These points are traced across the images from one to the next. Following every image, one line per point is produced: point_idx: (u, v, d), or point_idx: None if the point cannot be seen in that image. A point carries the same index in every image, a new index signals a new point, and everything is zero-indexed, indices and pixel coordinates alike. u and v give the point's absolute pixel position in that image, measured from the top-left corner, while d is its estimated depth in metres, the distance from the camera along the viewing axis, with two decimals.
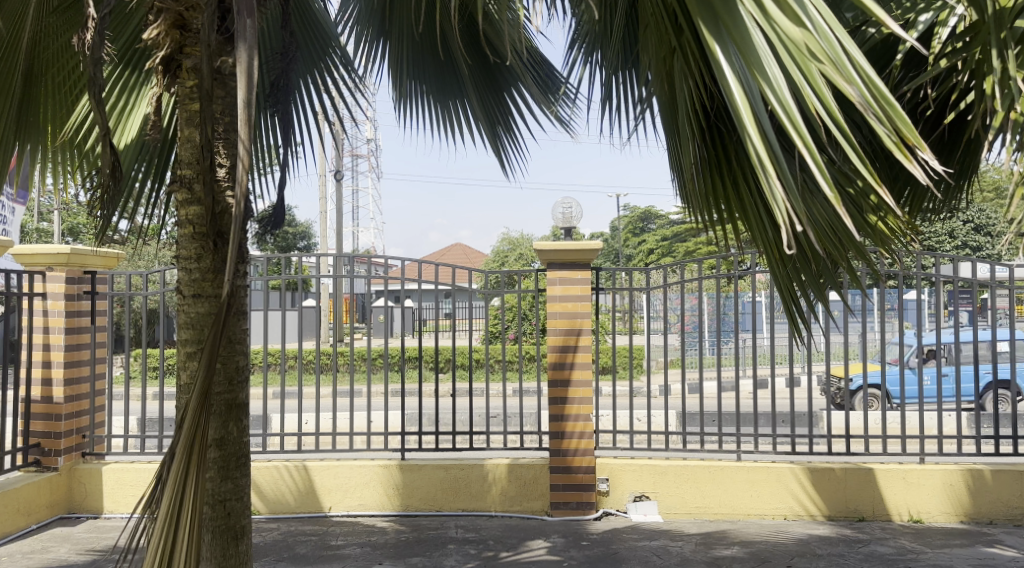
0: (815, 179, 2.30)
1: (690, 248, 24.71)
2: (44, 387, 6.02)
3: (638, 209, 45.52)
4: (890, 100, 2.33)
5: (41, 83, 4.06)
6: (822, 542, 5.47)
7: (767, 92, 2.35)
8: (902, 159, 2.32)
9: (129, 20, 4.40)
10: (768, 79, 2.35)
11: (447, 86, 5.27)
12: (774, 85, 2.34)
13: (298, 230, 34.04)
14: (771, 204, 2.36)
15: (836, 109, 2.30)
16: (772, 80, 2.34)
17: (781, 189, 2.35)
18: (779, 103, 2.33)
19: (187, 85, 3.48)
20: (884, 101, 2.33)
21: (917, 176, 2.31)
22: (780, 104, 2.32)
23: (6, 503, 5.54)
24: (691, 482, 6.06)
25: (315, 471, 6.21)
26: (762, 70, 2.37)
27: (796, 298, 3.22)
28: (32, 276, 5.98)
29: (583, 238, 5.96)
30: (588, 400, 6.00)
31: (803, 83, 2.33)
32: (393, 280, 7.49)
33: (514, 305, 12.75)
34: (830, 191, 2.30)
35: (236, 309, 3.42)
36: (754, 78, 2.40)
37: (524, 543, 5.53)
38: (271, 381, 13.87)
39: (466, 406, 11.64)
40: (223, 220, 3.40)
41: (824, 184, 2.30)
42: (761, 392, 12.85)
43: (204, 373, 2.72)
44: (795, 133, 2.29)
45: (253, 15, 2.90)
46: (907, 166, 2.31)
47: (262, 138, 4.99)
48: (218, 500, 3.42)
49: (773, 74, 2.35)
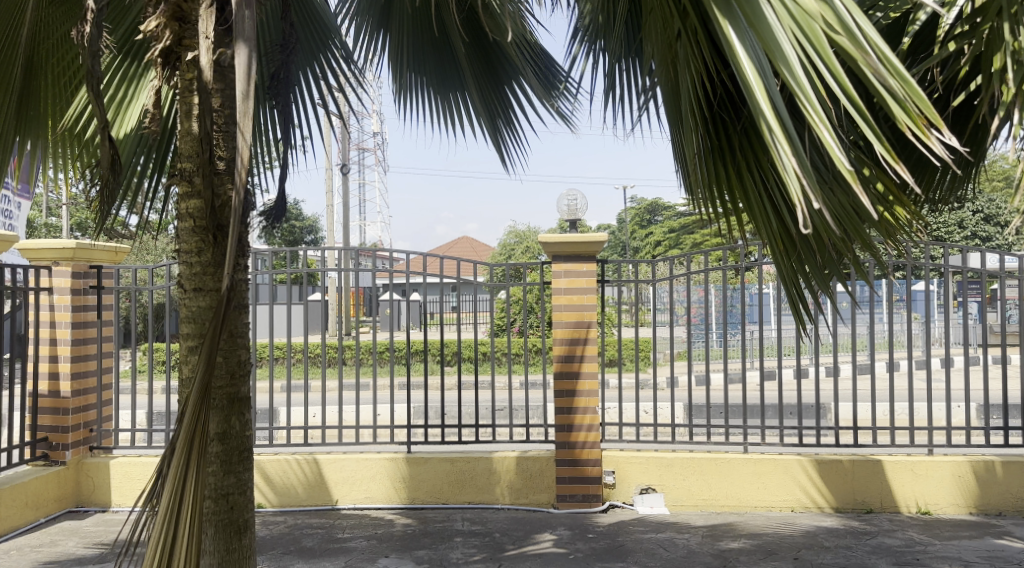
0: (831, 156, 2.25)
1: (697, 239, 24.79)
2: (51, 381, 6.01)
3: (646, 202, 45.50)
4: (907, 77, 2.31)
5: (40, 75, 4.02)
6: (830, 534, 5.44)
7: (780, 66, 2.32)
8: (919, 137, 2.30)
9: (129, 10, 4.37)
10: (781, 53, 2.32)
11: (448, 76, 5.25)
12: (787, 59, 2.30)
13: (305, 224, 34.10)
14: (783, 178, 2.31)
15: (849, 83, 2.27)
16: (785, 55, 2.30)
17: (793, 163, 2.31)
18: (791, 79, 2.29)
19: (186, 76, 3.47)
20: (898, 75, 2.32)
21: (934, 152, 2.28)
22: (793, 79, 2.28)
23: (15, 496, 5.55)
24: (697, 474, 6.04)
25: (324, 463, 6.21)
26: (774, 45, 2.33)
27: (802, 290, 3.14)
28: (38, 271, 5.96)
29: (590, 229, 5.91)
30: (595, 393, 5.98)
31: (815, 59, 2.31)
32: (398, 274, 7.07)
33: (520, 300, 12.77)
34: (846, 167, 2.25)
35: (236, 302, 3.41)
36: (769, 54, 2.36)
37: (531, 535, 5.52)
38: (277, 375, 13.95)
39: (472, 399, 11.69)
40: (222, 213, 3.41)
41: (840, 160, 2.25)
42: (768, 384, 12.89)
43: (204, 365, 2.70)
44: (810, 110, 2.26)
45: (251, 7, 2.90)
46: (924, 143, 2.29)
47: (262, 133, 4.96)
48: (221, 494, 3.41)
49: (785, 50, 2.31)
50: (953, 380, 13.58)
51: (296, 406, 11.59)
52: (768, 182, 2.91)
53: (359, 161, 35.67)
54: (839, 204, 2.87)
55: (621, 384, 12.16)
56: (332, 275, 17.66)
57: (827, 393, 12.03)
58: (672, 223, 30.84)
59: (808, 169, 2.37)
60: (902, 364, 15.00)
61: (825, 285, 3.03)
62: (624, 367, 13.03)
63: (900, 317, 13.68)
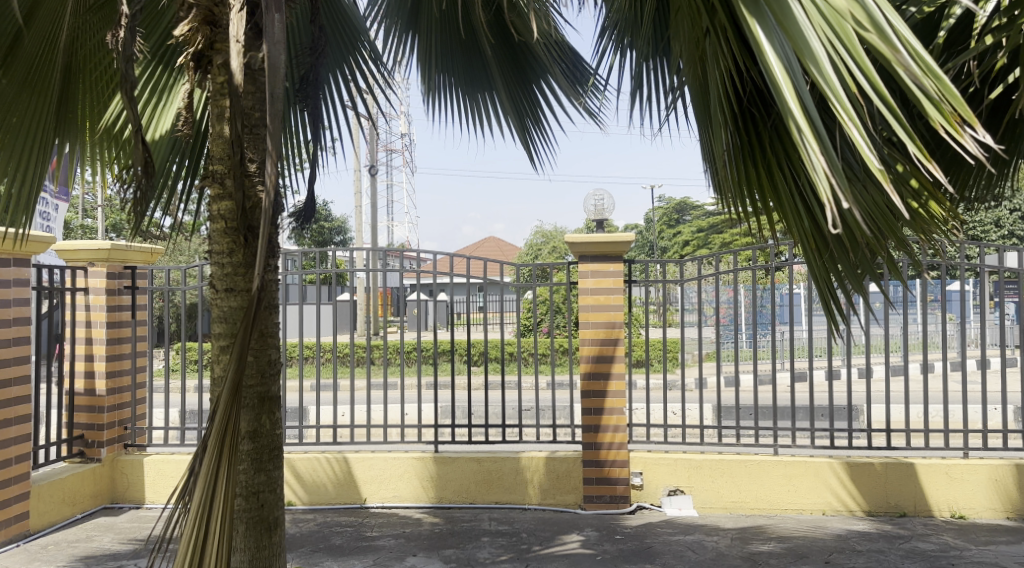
0: (860, 155, 2.24)
1: (726, 238, 24.68)
2: (88, 379, 6.11)
3: (675, 201, 45.33)
4: (939, 75, 2.29)
5: (77, 80, 4.10)
6: (862, 538, 5.39)
7: (808, 65, 2.31)
8: (952, 135, 2.27)
9: (163, 16, 4.45)
10: (810, 51, 2.31)
11: (476, 77, 5.28)
12: (815, 57, 2.30)
13: (334, 224, 34.38)
14: (811, 177, 2.30)
15: (881, 82, 2.25)
16: (814, 53, 2.30)
17: (823, 162, 2.30)
18: (820, 76, 2.28)
19: (218, 80, 3.53)
20: (931, 73, 2.29)
21: (968, 151, 2.25)
22: (822, 77, 2.28)
23: (54, 492, 5.66)
24: (727, 476, 6.01)
25: (353, 462, 6.27)
26: (803, 43, 2.33)
27: (835, 290, 3.10)
28: (75, 271, 6.06)
29: (618, 229, 5.90)
30: (623, 394, 5.96)
31: (845, 56, 2.30)
32: (424, 273, 7.10)
33: (547, 300, 12.78)
34: (877, 166, 2.23)
35: (267, 301, 3.46)
36: (798, 52, 2.36)
37: (559, 536, 5.52)
38: (306, 374, 14.08)
39: (499, 399, 11.74)
40: (252, 215, 3.45)
41: (870, 159, 2.24)
42: (799, 385, 12.79)
43: (236, 364, 2.76)
44: (839, 108, 2.25)
45: (281, 11, 2.94)
46: (957, 142, 2.26)
47: (291, 134, 5.02)
48: (252, 491, 3.46)
49: (814, 48, 2.31)
50: (990, 382, 13.41)
51: (325, 405, 11.69)
52: (799, 178, 2.89)
53: (387, 162, 35.91)
54: (873, 201, 2.85)
55: (649, 385, 12.13)
56: (360, 275, 17.78)
57: (859, 395, 11.93)
58: (700, 222, 30.70)
59: (839, 167, 2.36)
60: (936, 364, 14.82)
61: (857, 285, 2.99)
62: (651, 368, 13.00)
63: (934, 317, 13.54)
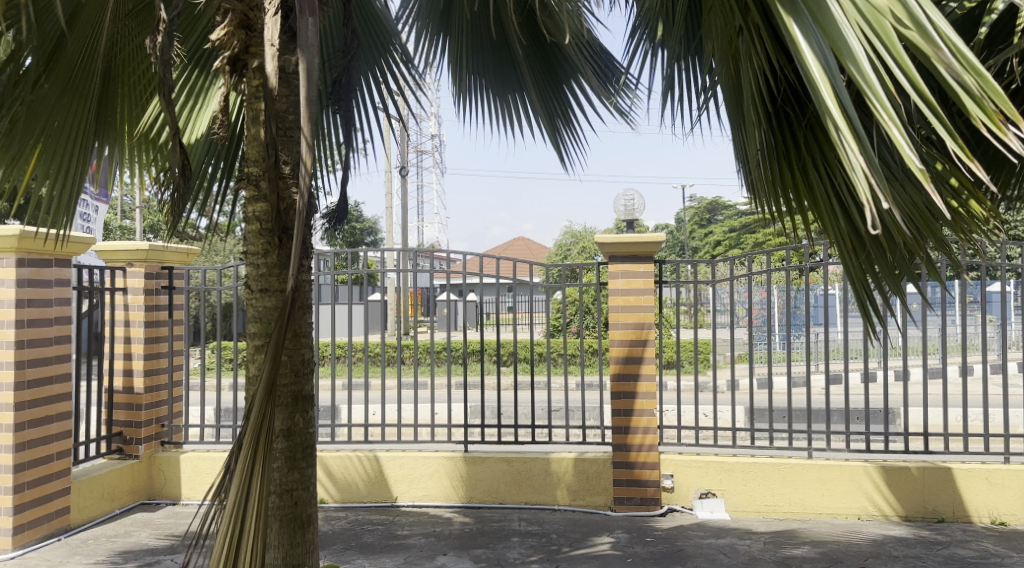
0: (900, 153, 2.22)
1: (759, 239, 24.50)
2: (126, 377, 6.23)
3: (707, 201, 45.06)
4: (981, 72, 2.26)
5: (117, 84, 4.18)
6: (898, 544, 5.34)
7: (846, 63, 2.30)
8: (995, 133, 2.24)
9: (199, 21, 4.53)
10: (848, 49, 2.30)
11: (507, 78, 5.30)
12: (853, 55, 2.29)
13: (366, 225, 34.63)
14: (850, 176, 2.29)
15: (921, 80, 2.23)
16: (852, 51, 2.29)
17: (862, 161, 2.29)
18: (859, 74, 2.27)
19: (253, 83, 3.59)
20: (973, 70, 2.27)
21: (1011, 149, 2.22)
22: (860, 75, 2.26)
23: (93, 488, 5.77)
24: (760, 480, 5.98)
25: (383, 461, 6.32)
26: (841, 42, 2.32)
27: (871, 292, 3.07)
28: (114, 271, 6.18)
29: (648, 229, 5.90)
30: (653, 396, 5.95)
31: (884, 54, 2.28)
32: (454, 273, 7.14)
33: (578, 300, 12.78)
34: (918, 164, 2.22)
35: (301, 301, 3.51)
36: (835, 51, 2.35)
37: (589, 537, 5.53)
38: (338, 373, 14.21)
39: (529, 400, 11.76)
40: (287, 216, 3.51)
41: (910, 157, 2.22)
42: (834, 388, 12.67)
43: (271, 363, 2.81)
44: (878, 106, 2.24)
45: (314, 14, 2.99)
46: (1000, 140, 2.23)
47: (324, 135, 5.07)
48: (286, 489, 3.51)
49: (853, 47, 2.30)
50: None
51: (356, 404, 11.79)
52: (835, 178, 2.87)
53: (417, 163, 36.09)
54: (912, 201, 2.82)
55: (680, 387, 12.08)
56: (391, 276, 17.89)
57: (896, 398, 11.79)
58: (733, 222, 30.53)
59: (878, 166, 2.34)
60: (976, 366, 14.60)
61: (893, 286, 2.96)
62: (683, 370, 12.95)
63: (974, 319, 13.34)
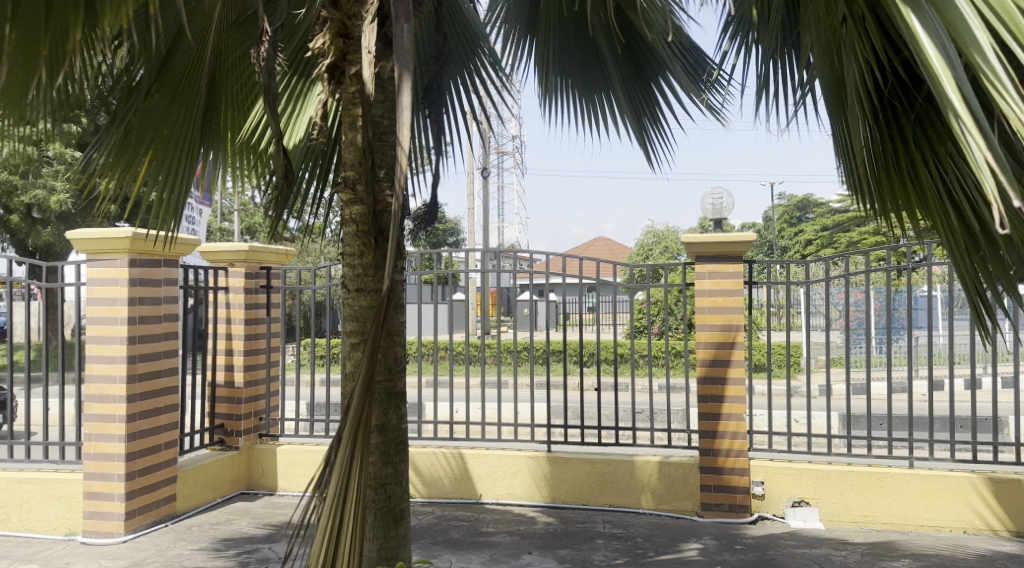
0: None
1: (853, 239, 23.84)
2: (227, 372, 6.49)
3: (797, 200, 44.05)
4: None
5: (222, 92, 4.36)
6: (1009, 561, 5.15)
7: (972, 54, 2.15)
8: None
9: (297, 30, 4.68)
10: (973, 38, 2.15)
11: (594, 79, 5.32)
12: (979, 45, 2.14)
13: (450, 225, 35.06)
14: (975, 174, 2.14)
15: None
16: (978, 41, 2.14)
17: (988, 157, 2.14)
18: (986, 66, 2.12)
19: (350, 90, 3.71)
20: None
21: None
22: (988, 67, 2.11)
23: (197, 477, 6.03)
24: (858, 489, 5.85)
25: (468, 458, 6.43)
26: (966, 32, 2.17)
27: (983, 292, 2.91)
28: (217, 271, 6.44)
29: (735, 229, 5.83)
30: (742, 400, 5.89)
31: (1014, 43, 2.12)
32: (539, 273, 7.19)
33: (663, 302, 12.69)
34: None
35: (395, 301, 3.61)
36: (958, 41, 2.20)
37: (676, 542, 5.52)
38: (424, 371, 14.44)
39: (613, 401, 11.74)
40: (383, 218, 3.62)
41: None
42: (935, 395, 12.24)
43: (368, 362, 2.92)
44: (1009, 100, 2.09)
45: (409, 21, 3.09)
46: None
47: (415, 139, 5.20)
48: (380, 483, 3.62)
49: (978, 37, 2.14)
50: None
51: (442, 402, 11.96)
52: (947, 175, 2.73)
53: (500, 164, 36.34)
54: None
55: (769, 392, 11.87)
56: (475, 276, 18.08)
57: (1003, 406, 11.32)
58: (825, 221, 29.77)
59: (1006, 163, 2.18)
60: None
61: (1011, 287, 2.81)
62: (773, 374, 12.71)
63: None
